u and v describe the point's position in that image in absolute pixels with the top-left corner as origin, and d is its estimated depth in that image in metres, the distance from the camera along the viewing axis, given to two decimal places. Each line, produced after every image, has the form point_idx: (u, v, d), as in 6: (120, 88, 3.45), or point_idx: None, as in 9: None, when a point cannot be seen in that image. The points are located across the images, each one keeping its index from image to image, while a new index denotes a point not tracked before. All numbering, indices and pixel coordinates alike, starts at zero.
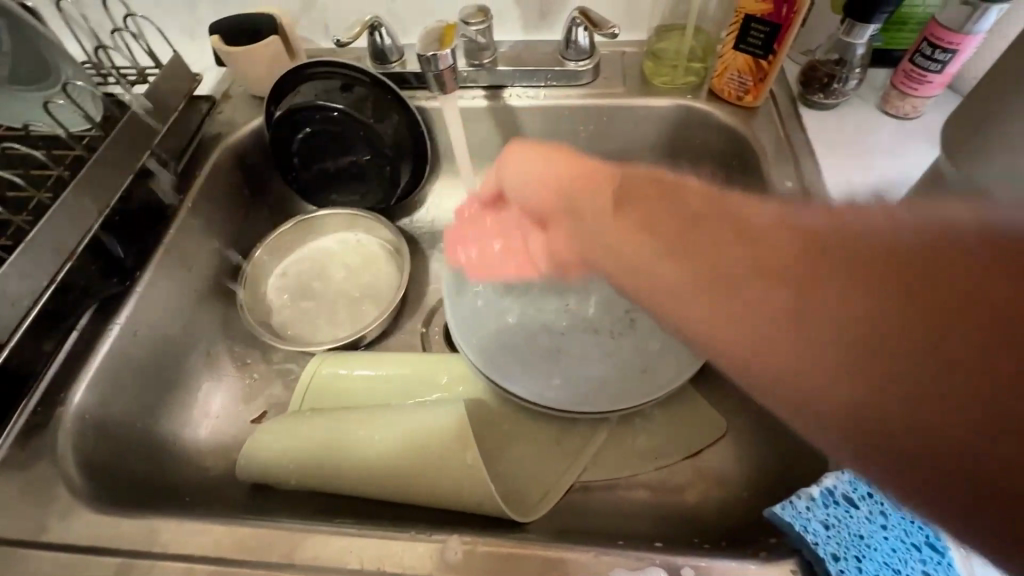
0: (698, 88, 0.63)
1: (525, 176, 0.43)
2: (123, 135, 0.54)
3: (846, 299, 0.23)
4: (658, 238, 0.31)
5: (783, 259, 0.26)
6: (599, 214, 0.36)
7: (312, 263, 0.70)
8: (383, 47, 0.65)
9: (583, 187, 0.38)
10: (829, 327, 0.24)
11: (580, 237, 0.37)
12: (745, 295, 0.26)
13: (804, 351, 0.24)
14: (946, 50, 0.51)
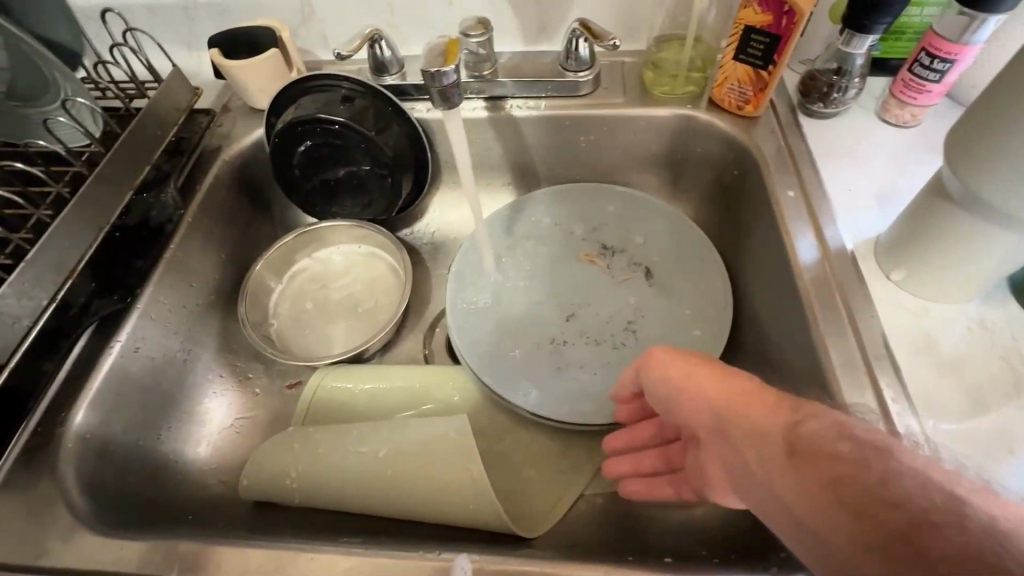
0: (697, 98, 0.64)
1: (670, 385, 0.42)
2: (122, 153, 0.54)
3: (845, 498, 0.30)
4: (742, 417, 0.37)
5: (806, 454, 0.33)
6: (763, 460, 0.35)
7: (313, 275, 0.70)
8: (383, 59, 0.65)
9: (743, 427, 0.37)
10: (835, 505, 0.30)
11: (711, 435, 0.41)
12: (786, 485, 0.33)
13: (831, 546, 0.30)
14: (944, 60, 0.52)
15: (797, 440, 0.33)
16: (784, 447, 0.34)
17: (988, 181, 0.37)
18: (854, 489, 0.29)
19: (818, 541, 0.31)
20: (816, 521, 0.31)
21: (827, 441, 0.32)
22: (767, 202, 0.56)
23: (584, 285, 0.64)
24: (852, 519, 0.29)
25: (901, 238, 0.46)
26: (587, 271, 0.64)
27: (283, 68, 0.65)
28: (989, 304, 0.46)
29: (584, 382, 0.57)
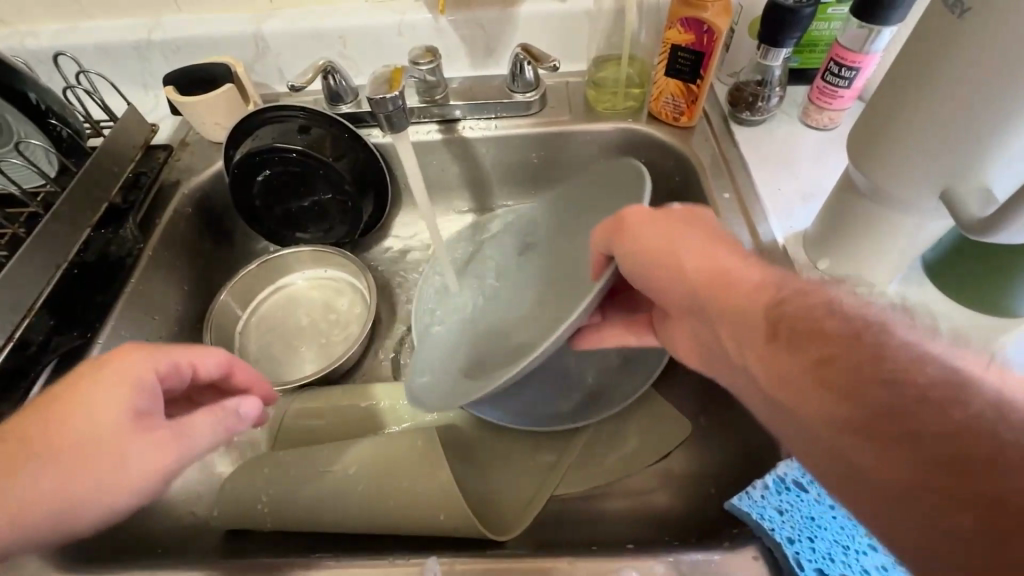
0: (638, 112, 0.68)
1: (645, 264, 0.41)
2: (81, 191, 0.54)
3: (824, 358, 0.30)
4: (714, 296, 0.37)
5: (783, 325, 0.33)
6: (735, 325, 0.36)
7: (280, 303, 0.71)
8: (337, 89, 0.68)
9: (707, 286, 0.38)
10: (816, 369, 0.30)
11: (700, 328, 0.40)
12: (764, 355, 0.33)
13: (809, 410, 0.30)
14: (851, 68, 0.57)
15: (789, 315, 0.33)
16: (759, 319, 0.34)
17: (882, 176, 0.41)
18: (813, 335, 0.31)
19: (796, 411, 0.31)
20: (768, 369, 0.33)
21: (783, 304, 0.34)
22: (706, 204, 0.60)
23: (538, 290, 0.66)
24: (802, 360, 0.31)
25: (824, 229, 0.50)
26: (575, 239, 0.63)
27: (238, 102, 0.67)
28: (906, 285, 0.51)
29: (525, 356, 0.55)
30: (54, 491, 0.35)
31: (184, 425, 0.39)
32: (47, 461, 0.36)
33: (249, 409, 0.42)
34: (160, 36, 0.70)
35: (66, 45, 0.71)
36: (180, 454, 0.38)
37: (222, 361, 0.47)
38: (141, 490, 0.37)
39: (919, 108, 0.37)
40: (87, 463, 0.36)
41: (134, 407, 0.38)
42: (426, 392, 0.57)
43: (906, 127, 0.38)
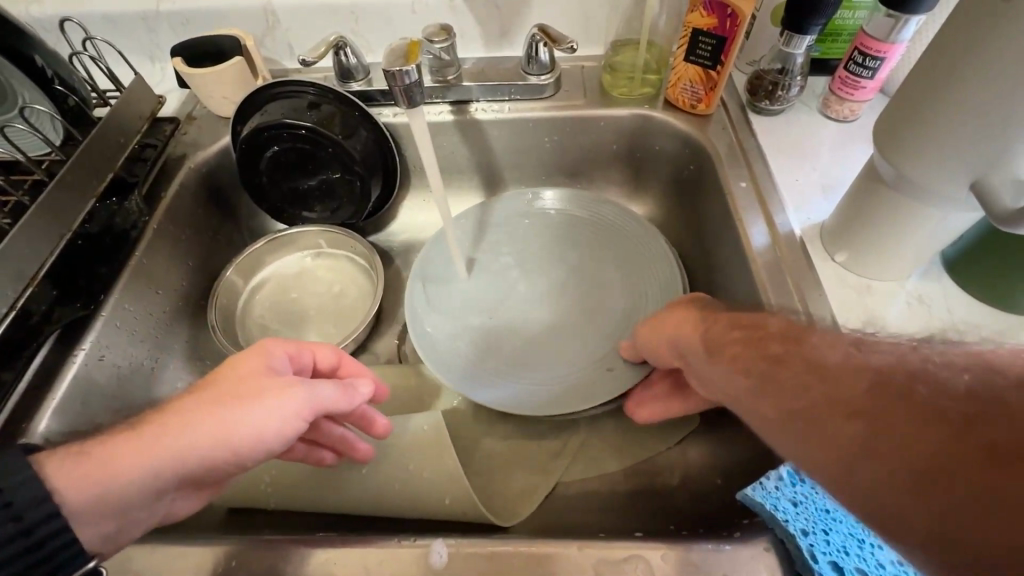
0: (654, 98, 0.67)
1: (654, 330, 0.49)
2: (86, 159, 0.53)
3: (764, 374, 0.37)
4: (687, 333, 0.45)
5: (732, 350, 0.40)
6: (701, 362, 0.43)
7: (283, 283, 0.70)
8: (349, 66, 0.67)
9: (685, 333, 0.45)
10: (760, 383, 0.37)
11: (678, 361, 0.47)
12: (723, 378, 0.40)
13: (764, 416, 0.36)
14: (875, 57, 0.56)
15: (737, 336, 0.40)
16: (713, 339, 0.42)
17: (911, 165, 0.40)
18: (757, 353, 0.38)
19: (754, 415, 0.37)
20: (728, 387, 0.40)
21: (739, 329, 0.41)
22: (722, 194, 0.59)
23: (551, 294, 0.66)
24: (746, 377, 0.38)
25: (843, 222, 0.49)
26: (571, 267, 0.67)
27: (246, 75, 0.66)
28: (925, 280, 0.50)
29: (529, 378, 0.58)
30: (206, 428, 0.37)
31: (311, 381, 0.41)
32: (202, 400, 0.38)
33: (363, 387, 0.45)
34: (168, 5, 0.69)
35: (72, 11, 0.69)
36: (309, 407, 0.41)
37: (336, 351, 0.49)
38: (278, 430, 0.39)
39: (958, 92, 0.36)
40: (235, 400, 0.38)
41: (273, 372, 0.42)
42: (437, 357, 0.59)
43: (943, 111, 0.37)
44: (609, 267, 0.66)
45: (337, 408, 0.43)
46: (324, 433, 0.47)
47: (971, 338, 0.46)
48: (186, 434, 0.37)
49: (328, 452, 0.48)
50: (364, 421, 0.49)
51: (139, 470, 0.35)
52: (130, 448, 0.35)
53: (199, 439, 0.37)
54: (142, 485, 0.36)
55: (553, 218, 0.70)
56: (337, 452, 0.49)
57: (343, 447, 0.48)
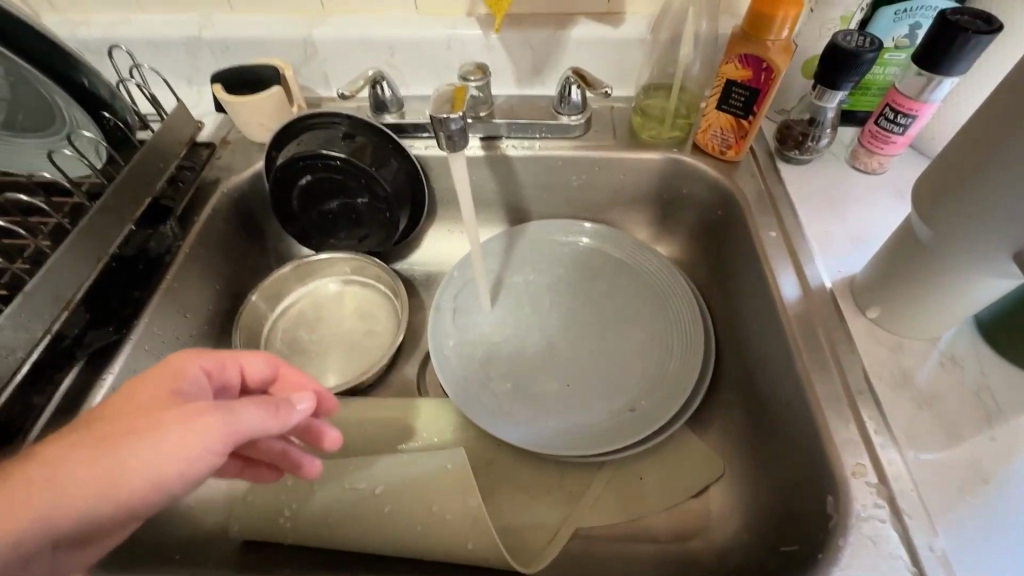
0: (682, 142, 0.68)
1: None
2: (126, 184, 0.54)
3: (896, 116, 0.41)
4: None
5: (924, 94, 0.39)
6: None
7: (306, 308, 0.71)
8: (384, 99, 0.68)
9: None
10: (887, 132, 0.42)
11: None
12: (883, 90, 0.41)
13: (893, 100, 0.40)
14: (907, 115, 0.57)
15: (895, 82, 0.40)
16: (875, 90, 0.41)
17: (952, 230, 0.41)
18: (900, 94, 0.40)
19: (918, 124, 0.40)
20: None
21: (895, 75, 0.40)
22: (750, 242, 0.59)
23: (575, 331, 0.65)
24: None
25: (877, 278, 0.49)
26: (595, 304, 0.67)
27: (286, 104, 0.67)
28: (958, 341, 0.49)
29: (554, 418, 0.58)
30: (89, 474, 0.33)
31: (227, 406, 0.36)
32: (88, 439, 0.34)
33: (301, 404, 0.40)
34: (211, 34, 0.71)
35: (118, 36, 0.72)
36: (218, 437, 0.35)
37: (272, 361, 0.48)
38: (183, 466, 0.34)
39: (1007, 163, 0.36)
40: (126, 437, 0.34)
41: (171, 399, 0.38)
42: (463, 391, 0.59)
43: (998, 178, 0.37)
44: (633, 305, 0.66)
45: (267, 432, 0.38)
46: (263, 447, 0.47)
47: (1006, 401, 0.45)
48: (62, 485, 0.32)
49: (266, 469, 0.49)
50: (311, 435, 0.48)
51: (16, 523, 0.32)
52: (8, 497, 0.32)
53: (86, 484, 0.33)
54: (31, 538, 0.32)
55: (579, 253, 0.70)
56: (277, 467, 0.49)
57: (287, 464, 0.48)
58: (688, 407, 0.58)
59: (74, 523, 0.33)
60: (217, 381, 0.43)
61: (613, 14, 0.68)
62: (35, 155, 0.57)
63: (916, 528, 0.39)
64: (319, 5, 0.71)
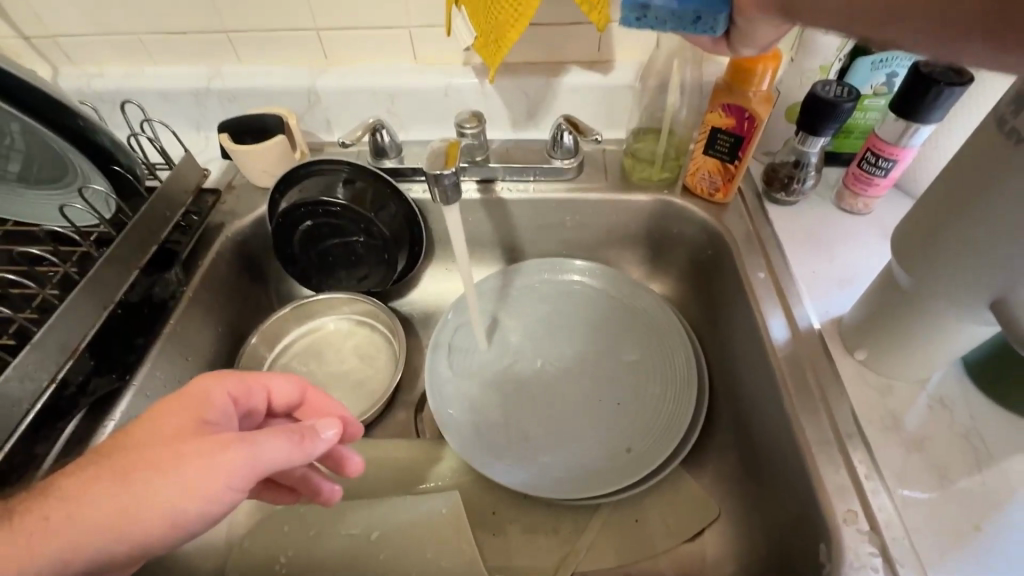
0: (672, 184, 0.70)
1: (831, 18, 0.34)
2: (133, 233, 0.56)
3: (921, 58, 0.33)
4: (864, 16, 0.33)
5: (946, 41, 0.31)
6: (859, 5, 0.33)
7: (305, 348, 0.72)
8: (383, 145, 0.70)
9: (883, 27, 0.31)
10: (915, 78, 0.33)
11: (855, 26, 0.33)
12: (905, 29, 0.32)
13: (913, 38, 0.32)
14: (888, 159, 0.58)
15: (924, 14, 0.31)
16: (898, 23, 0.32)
17: (930, 278, 0.42)
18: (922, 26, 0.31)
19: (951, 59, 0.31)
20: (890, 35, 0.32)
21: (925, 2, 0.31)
22: (740, 282, 0.60)
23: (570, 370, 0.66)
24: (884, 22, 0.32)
25: (863, 321, 0.50)
26: (590, 343, 0.68)
27: (289, 152, 0.70)
28: (947, 383, 0.50)
29: (549, 460, 0.58)
30: (107, 507, 0.34)
31: (253, 435, 0.37)
32: (107, 472, 0.34)
33: (327, 431, 0.40)
34: (219, 84, 0.74)
35: (132, 89, 0.75)
36: (242, 469, 0.36)
37: (298, 385, 0.49)
38: (204, 502, 0.35)
39: (975, 221, 0.37)
40: (148, 469, 0.35)
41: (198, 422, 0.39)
42: (459, 433, 0.59)
43: (968, 230, 0.38)
44: (628, 344, 0.67)
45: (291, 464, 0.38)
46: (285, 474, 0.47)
47: (996, 446, 0.46)
48: (86, 520, 0.33)
49: (287, 494, 0.48)
50: (337, 462, 0.47)
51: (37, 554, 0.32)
52: (34, 527, 0.33)
53: (110, 514, 0.33)
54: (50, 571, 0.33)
55: (574, 291, 0.71)
56: (297, 492, 0.48)
57: (308, 488, 0.47)
58: (682, 448, 0.58)
59: (98, 554, 0.34)
60: (243, 408, 0.44)
61: (602, 62, 0.72)
62: (48, 206, 0.60)
63: None
64: (323, 57, 0.74)
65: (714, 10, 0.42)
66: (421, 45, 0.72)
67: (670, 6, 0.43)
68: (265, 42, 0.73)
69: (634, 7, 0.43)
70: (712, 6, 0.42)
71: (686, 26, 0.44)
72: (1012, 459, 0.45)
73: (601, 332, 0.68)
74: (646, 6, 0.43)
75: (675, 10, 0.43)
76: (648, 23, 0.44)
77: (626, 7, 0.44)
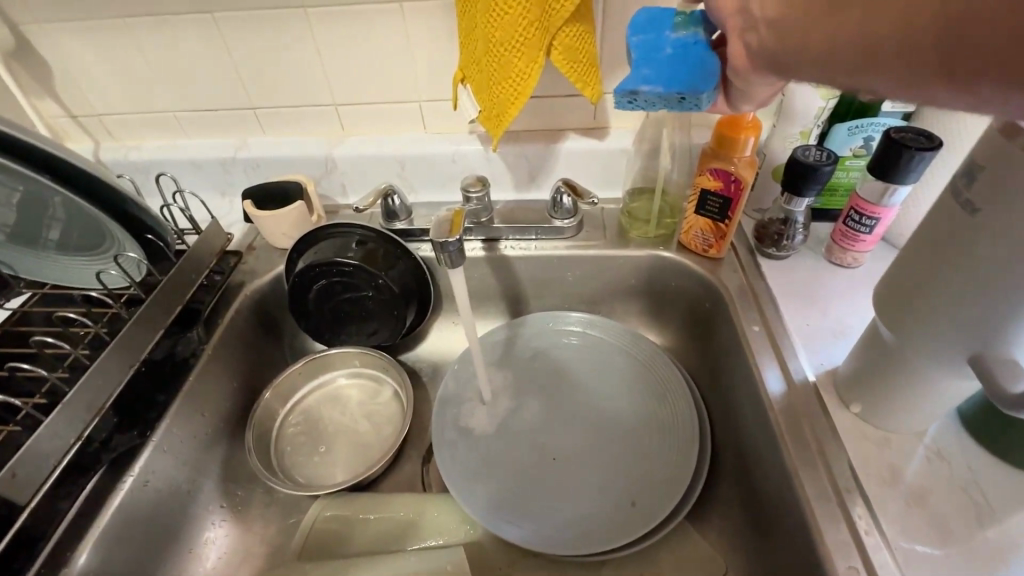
0: (667, 240, 0.73)
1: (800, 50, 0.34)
2: (157, 295, 0.59)
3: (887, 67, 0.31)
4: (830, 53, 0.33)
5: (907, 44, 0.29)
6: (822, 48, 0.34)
7: (317, 401, 0.74)
8: (394, 208, 0.75)
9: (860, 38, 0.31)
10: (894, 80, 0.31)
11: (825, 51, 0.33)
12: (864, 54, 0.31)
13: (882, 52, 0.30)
14: (871, 217, 0.61)
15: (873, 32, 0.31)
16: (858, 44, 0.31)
17: (911, 333, 0.43)
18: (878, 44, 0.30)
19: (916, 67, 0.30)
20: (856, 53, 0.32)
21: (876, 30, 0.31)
22: (736, 335, 0.62)
23: (574, 422, 0.67)
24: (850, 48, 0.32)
25: (855, 375, 0.51)
26: (593, 395, 0.69)
27: (306, 216, 0.74)
28: (944, 436, 0.50)
29: (555, 515, 0.59)
30: None
31: None
32: None
33: None
34: (245, 154, 0.81)
35: (165, 158, 0.82)
36: None
37: None
38: None
39: (946, 279, 0.39)
40: None
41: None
42: (466, 488, 0.60)
43: (945, 289, 0.39)
44: (629, 396, 0.68)
45: None
46: None
47: (997, 500, 0.46)
48: None
49: None
50: None
51: None
52: None
53: None
54: None
55: (576, 344, 0.74)
56: None
57: None
58: (687, 501, 0.58)
59: None
60: None
61: (598, 129, 0.77)
62: (85, 271, 0.64)
63: None
64: (340, 128, 0.81)
65: (698, 90, 0.43)
66: (430, 117, 0.78)
67: (657, 91, 0.43)
68: (288, 117, 0.80)
69: (625, 94, 0.44)
70: (696, 87, 0.43)
71: (674, 104, 0.45)
72: (1015, 514, 0.45)
73: (604, 383, 0.70)
74: (636, 91, 0.44)
75: (662, 94, 0.44)
76: (640, 105, 0.45)
77: (619, 94, 0.44)
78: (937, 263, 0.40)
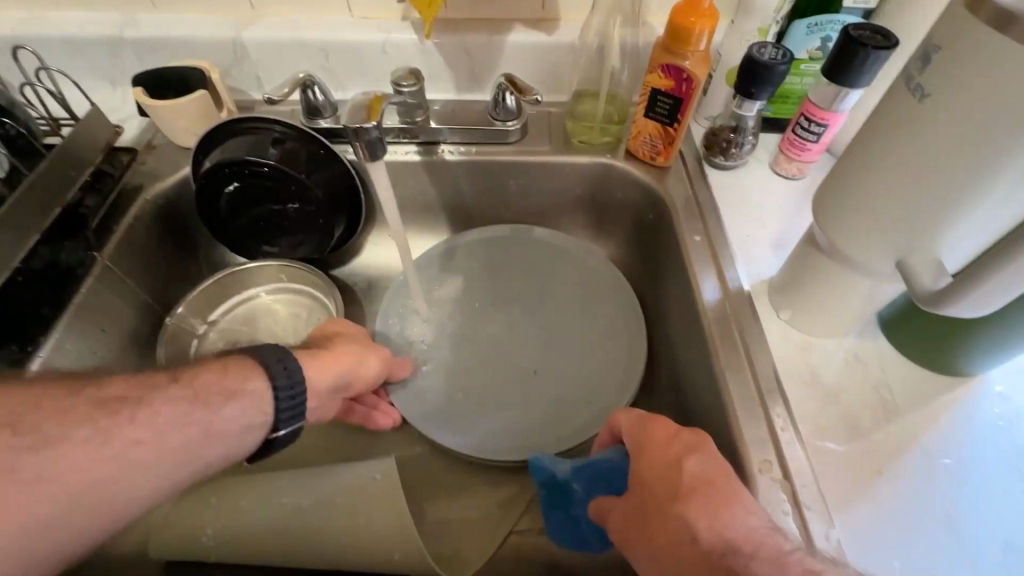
0: (616, 147, 0.69)
1: None
2: (26, 195, 0.51)
3: None
4: None
5: None
6: None
7: (240, 317, 0.69)
8: (317, 103, 0.66)
9: None
10: None
11: None
12: None
13: None
14: (819, 123, 0.59)
15: None
16: None
17: (843, 235, 0.42)
18: None
19: None
20: None
21: None
22: (677, 245, 0.61)
23: (514, 335, 0.66)
24: None
25: (788, 282, 0.51)
26: (534, 309, 0.67)
27: (212, 110, 0.65)
28: (863, 340, 0.52)
29: (491, 424, 0.59)
30: (334, 366, 0.50)
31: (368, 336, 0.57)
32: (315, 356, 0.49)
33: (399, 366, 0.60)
34: (133, 33, 0.68)
35: (30, 33, 0.68)
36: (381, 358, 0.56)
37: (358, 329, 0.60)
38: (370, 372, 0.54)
39: (885, 176, 0.38)
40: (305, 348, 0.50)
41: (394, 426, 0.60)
42: (400, 400, 0.59)
43: (888, 189, 0.38)
44: (571, 309, 0.67)
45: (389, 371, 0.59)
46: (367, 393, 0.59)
47: (903, 397, 0.48)
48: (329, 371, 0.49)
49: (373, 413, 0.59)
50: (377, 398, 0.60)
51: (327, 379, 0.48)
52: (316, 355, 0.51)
53: (327, 371, 0.48)
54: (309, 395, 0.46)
55: (519, 257, 0.71)
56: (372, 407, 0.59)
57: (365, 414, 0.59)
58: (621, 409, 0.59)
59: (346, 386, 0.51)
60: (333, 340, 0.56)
61: (547, 21, 0.70)
62: None
63: (814, 519, 0.41)
64: (249, 6, 0.69)
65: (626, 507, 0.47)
66: None
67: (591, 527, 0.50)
68: None
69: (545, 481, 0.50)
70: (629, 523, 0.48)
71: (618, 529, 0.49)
72: (916, 409, 0.48)
73: (547, 297, 0.68)
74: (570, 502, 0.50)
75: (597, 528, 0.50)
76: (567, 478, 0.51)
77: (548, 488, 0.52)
78: (879, 157, 0.38)
